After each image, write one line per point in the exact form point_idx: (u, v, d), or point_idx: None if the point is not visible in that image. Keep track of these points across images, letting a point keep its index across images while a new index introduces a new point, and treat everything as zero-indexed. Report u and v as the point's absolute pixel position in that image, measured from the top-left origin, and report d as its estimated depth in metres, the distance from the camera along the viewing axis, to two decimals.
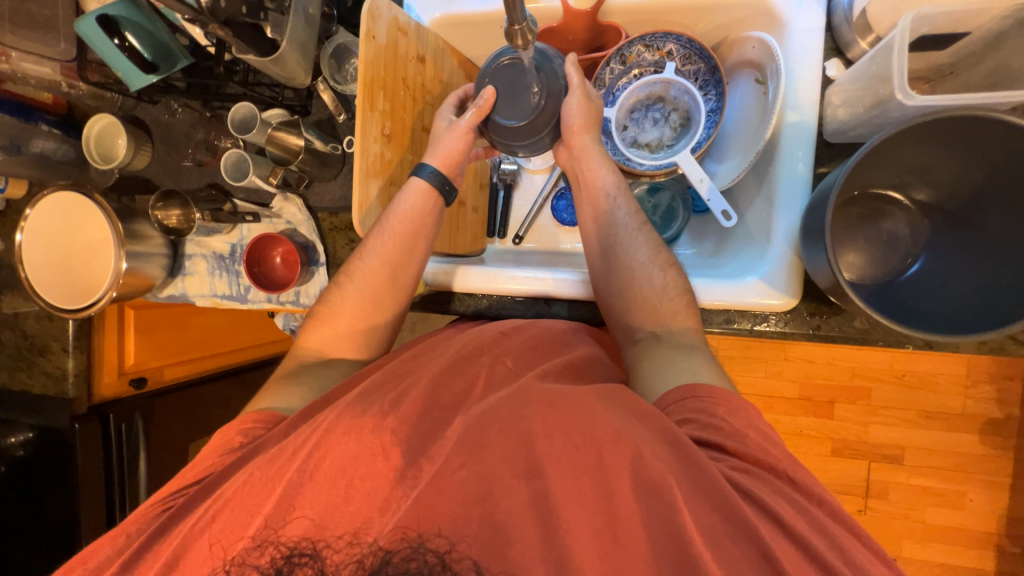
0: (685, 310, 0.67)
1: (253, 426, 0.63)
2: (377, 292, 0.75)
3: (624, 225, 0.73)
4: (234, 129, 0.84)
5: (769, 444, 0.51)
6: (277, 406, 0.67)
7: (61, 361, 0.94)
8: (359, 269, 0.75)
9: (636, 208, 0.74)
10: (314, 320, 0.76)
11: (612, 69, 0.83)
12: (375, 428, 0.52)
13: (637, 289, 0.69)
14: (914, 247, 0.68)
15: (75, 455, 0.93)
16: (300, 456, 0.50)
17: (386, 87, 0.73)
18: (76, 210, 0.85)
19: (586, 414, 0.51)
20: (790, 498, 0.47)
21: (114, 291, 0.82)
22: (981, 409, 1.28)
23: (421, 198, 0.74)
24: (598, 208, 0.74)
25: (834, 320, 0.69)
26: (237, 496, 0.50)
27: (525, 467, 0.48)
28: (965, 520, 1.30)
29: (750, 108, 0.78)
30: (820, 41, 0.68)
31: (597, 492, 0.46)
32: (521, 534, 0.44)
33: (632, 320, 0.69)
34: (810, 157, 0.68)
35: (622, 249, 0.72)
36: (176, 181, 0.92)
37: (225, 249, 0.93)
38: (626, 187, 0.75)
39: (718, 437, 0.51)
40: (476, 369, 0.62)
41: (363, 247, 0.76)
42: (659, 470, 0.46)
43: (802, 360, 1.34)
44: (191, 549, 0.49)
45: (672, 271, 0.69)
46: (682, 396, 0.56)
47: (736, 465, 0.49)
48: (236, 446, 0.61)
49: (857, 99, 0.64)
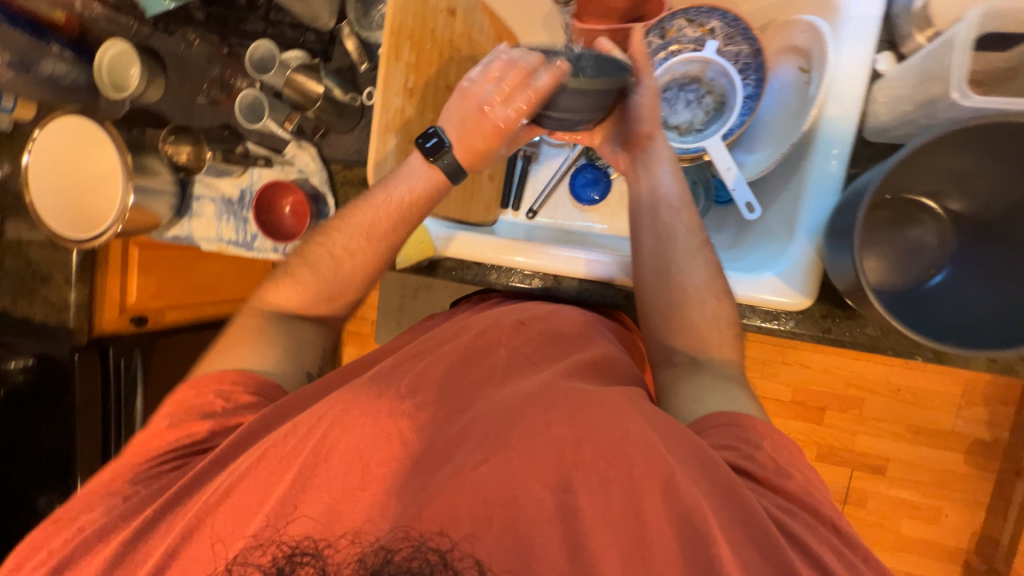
0: (729, 344, 0.65)
1: (232, 386, 0.63)
2: (365, 253, 0.73)
3: (683, 242, 0.68)
4: (251, 69, 0.81)
5: (812, 485, 0.51)
6: (246, 365, 0.65)
7: (63, 291, 0.93)
8: (345, 235, 0.73)
9: (697, 226, 0.70)
10: (288, 275, 0.74)
11: (650, 41, 0.80)
12: (390, 413, 0.51)
13: (685, 312, 0.66)
14: (940, 257, 0.66)
15: (73, 385, 0.94)
16: (315, 436, 0.49)
17: (413, 38, 0.70)
18: (86, 139, 0.83)
19: (615, 423, 0.49)
20: (820, 533, 0.46)
21: (119, 225, 0.81)
22: (971, 430, 1.28)
23: (422, 176, 0.70)
24: (658, 217, 0.70)
25: (846, 324, 0.67)
26: (250, 475, 0.49)
27: (555, 478, 0.46)
28: (937, 534, 1.32)
29: (789, 99, 0.75)
30: (875, 29, 0.64)
31: (626, 510, 0.45)
32: (544, 547, 0.43)
33: (673, 341, 0.67)
34: (845, 154, 0.66)
35: (679, 268, 0.67)
36: (188, 118, 0.89)
37: (234, 194, 0.91)
38: (691, 201, 0.71)
39: (753, 467, 0.50)
40: (492, 358, 0.60)
41: (353, 209, 0.73)
42: (693, 497, 0.45)
43: (799, 365, 1.34)
44: (210, 523, 0.48)
45: (725, 301, 0.66)
46: (727, 422, 0.55)
47: (777, 503, 0.48)
48: (214, 409, 0.61)
49: (905, 98, 0.61)
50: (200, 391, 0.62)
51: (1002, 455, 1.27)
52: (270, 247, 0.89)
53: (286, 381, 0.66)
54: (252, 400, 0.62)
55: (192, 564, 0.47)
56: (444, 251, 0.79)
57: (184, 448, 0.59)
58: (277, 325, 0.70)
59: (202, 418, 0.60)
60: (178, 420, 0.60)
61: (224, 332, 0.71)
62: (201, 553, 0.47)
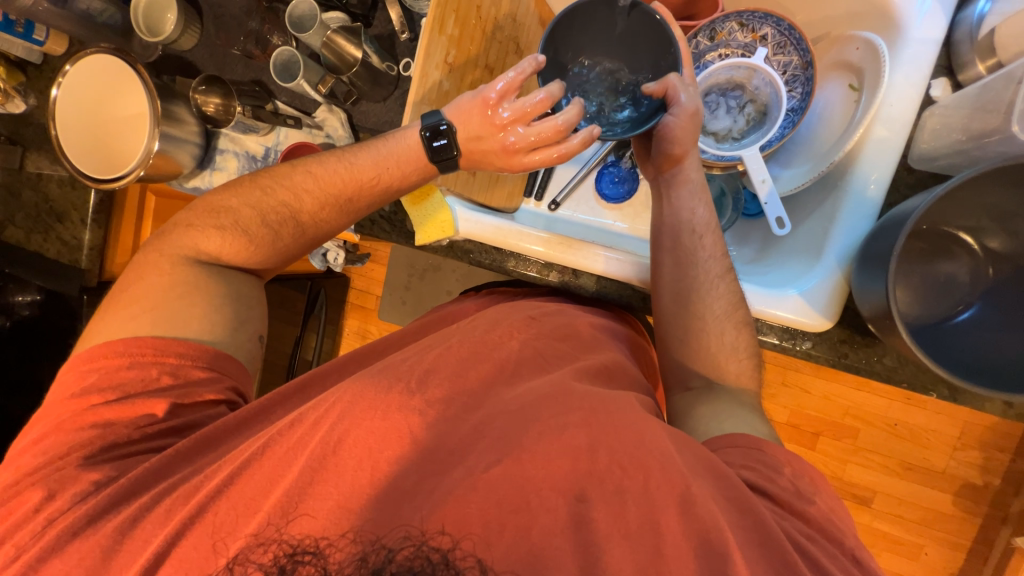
0: (749, 373, 0.64)
1: (181, 363, 0.61)
2: (314, 207, 0.70)
3: (706, 270, 0.67)
4: (290, 26, 0.80)
5: (833, 513, 0.49)
6: (185, 334, 0.62)
7: (79, 231, 0.93)
8: (304, 186, 0.69)
9: (721, 253, 0.68)
10: (220, 220, 0.68)
11: (698, 42, 0.78)
12: (401, 407, 0.50)
13: (701, 341, 0.66)
14: (969, 294, 0.64)
15: (79, 325, 0.94)
16: (323, 428, 0.49)
17: (459, 11, 0.69)
18: (116, 78, 0.82)
19: (631, 432, 0.48)
20: (842, 565, 0.44)
21: (142, 170, 0.80)
22: (963, 472, 1.27)
23: (411, 158, 0.67)
24: (682, 241, 0.69)
25: (865, 351, 0.66)
26: (253, 465, 0.49)
27: (570, 487, 0.45)
28: (917, 571, 1.32)
29: (834, 117, 0.73)
30: (933, 55, 0.63)
31: (641, 523, 0.44)
32: (557, 560, 0.42)
33: (688, 364, 0.67)
34: (886, 178, 0.64)
35: (699, 296, 0.66)
36: (219, 70, 0.87)
37: (259, 151, 0.91)
38: (717, 227, 0.69)
39: (774, 489, 0.49)
40: (505, 354, 0.59)
41: (318, 162, 0.70)
42: (711, 518, 0.43)
43: (798, 389, 1.33)
44: (223, 492, 0.49)
45: (745, 331, 0.65)
46: (749, 444, 0.53)
47: (799, 527, 0.47)
48: (160, 384, 0.59)
49: (956, 126, 0.60)
50: (138, 367, 0.59)
51: (992, 501, 1.26)
52: None
53: (232, 349, 0.66)
54: (207, 376, 0.62)
55: (197, 547, 0.47)
56: (463, 232, 0.77)
57: (140, 428, 0.58)
58: (213, 282, 0.66)
59: (180, 397, 0.60)
60: (123, 401, 0.57)
61: (141, 280, 0.64)
62: (202, 542, 0.47)
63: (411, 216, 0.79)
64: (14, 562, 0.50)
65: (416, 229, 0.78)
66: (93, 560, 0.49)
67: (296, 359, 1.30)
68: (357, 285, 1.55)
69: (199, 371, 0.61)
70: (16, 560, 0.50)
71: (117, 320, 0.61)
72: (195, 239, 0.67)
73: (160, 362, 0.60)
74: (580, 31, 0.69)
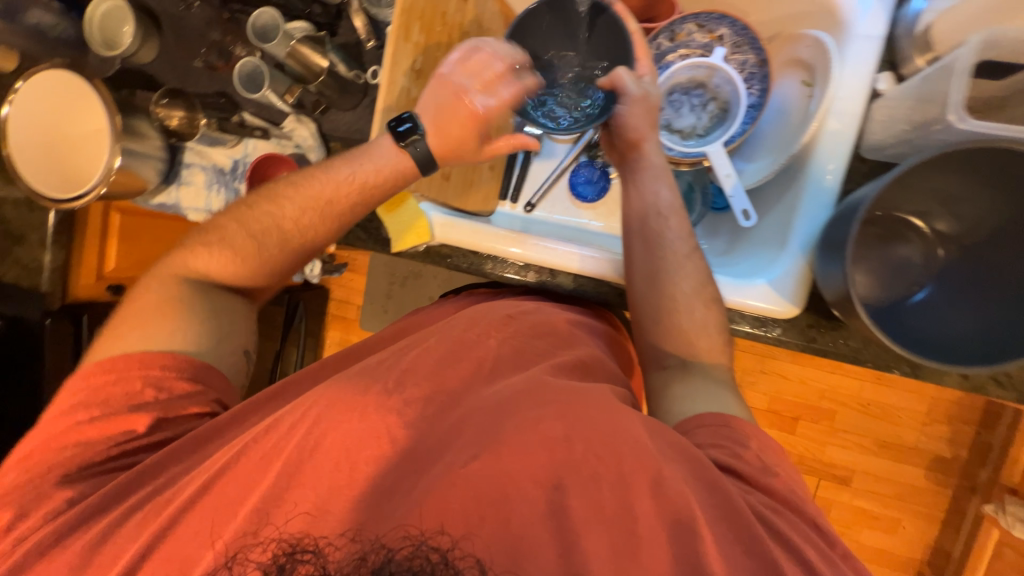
0: (720, 349, 0.66)
1: (163, 375, 0.58)
2: (297, 214, 0.67)
3: (673, 250, 0.69)
4: (252, 37, 0.79)
5: (796, 485, 0.51)
6: (168, 346, 0.60)
7: (36, 253, 0.89)
8: (288, 201, 0.67)
9: (687, 233, 0.70)
10: (211, 239, 0.67)
11: (659, 44, 0.81)
12: (379, 408, 0.51)
13: (673, 320, 0.67)
14: (923, 275, 0.68)
15: (44, 353, 0.90)
16: (298, 434, 0.49)
17: (424, 18, 0.69)
18: (70, 94, 0.79)
19: (605, 420, 0.49)
20: (808, 536, 0.46)
21: (103, 187, 0.78)
22: (933, 446, 1.33)
23: (391, 160, 0.67)
24: (650, 224, 0.70)
25: (831, 334, 0.69)
26: (227, 474, 0.49)
27: (547, 476, 0.46)
28: (895, 545, 1.38)
29: (791, 112, 0.77)
30: (876, 50, 0.66)
31: (617, 509, 0.45)
32: (536, 548, 0.43)
33: (662, 346, 0.68)
34: (842, 167, 0.67)
35: (669, 276, 0.68)
36: (182, 82, 0.86)
37: (227, 164, 0.89)
38: (682, 208, 0.71)
39: (740, 465, 0.50)
40: (483, 350, 0.60)
41: (304, 177, 0.68)
42: (682, 497, 0.45)
43: (776, 375, 1.37)
44: (199, 506, 0.48)
45: (714, 309, 0.66)
46: (717, 422, 0.55)
47: (765, 501, 0.48)
48: (144, 398, 0.57)
49: (901, 119, 0.63)
50: (122, 381, 0.57)
51: (960, 472, 1.33)
52: None
53: (216, 360, 0.63)
54: (190, 388, 0.60)
55: (177, 562, 0.46)
56: (440, 238, 0.78)
57: (119, 443, 0.55)
58: (202, 300, 0.64)
59: (163, 410, 0.58)
60: (104, 416, 0.56)
61: (130, 302, 0.63)
62: (180, 558, 0.46)
63: (387, 223, 0.79)
64: None
65: (394, 236, 0.79)
66: None
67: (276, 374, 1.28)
68: (337, 296, 1.53)
69: (183, 384, 0.59)
70: None
71: (109, 341, 0.60)
72: (186, 258, 0.66)
73: (144, 374, 0.58)
74: (541, 28, 0.72)
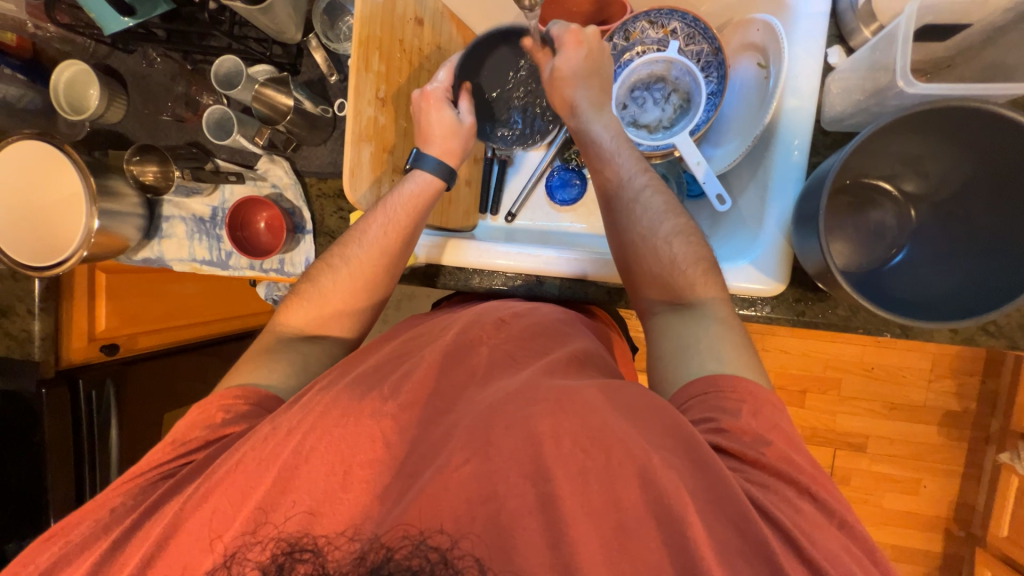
0: (703, 280, 0.65)
1: (233, 400, 0.61)
2: (342, 260, 0.72)
3: (631, 192, 0.71)
4: (217, 84, 0.80)
5: (793, 448, 0.52)
6: (252, 380, 0.64)
7: (26, 323, 0.89)
8: (355, 255, 0.71)
9: (642, 171, 0.72)
10: (307, 293, 0.72)
11: (615, 44, 0.82)
12: (373, 414, 0.50)
13: (643, 265, 0.68)
14: (900, 237, 0.69)
15: (42, 420, 0.89)
16: (295, 440, 0.49)
17: (382, 48, 0.71)
18: (45, 162, 0.80)
19: (592, 414, 0.49)
20: (790, 501, 0.48)
21: (85, 250, 0.78)
22: (941, 402, 1.34)
23: (410, 198, 0.72)
24: (602, 172, 0.74)
25: (819, 306, 0.70)
26: (216, 510, 0.47)
27: (534, 469, 0.46)
28: (919, 505, 1.38)
29: (750, 93, 0.78)
30: (824, 26, 0.68)
31: (605, 499, 0.45)
32: (528, 542, 0.43)
33: (649, 296, 0.68)
34: (807, 142, 0.69)
35: (628, 223, 0.70)
36: (153, 137, 0.86)
37: (206, 213, 0.89)
38: (632, 149, 0.74)
39: (731, 442, 0.51)
40: (474, 357, 0.59)
41: (360, 232, 0.72)
42: (668, 479, 0.45)
43: (778, 351, 1.37)
44: (186, 548, 0.47)
45: (679, 241, 0.67)
46: (704, 391, 0.55)
47: (756, 478, 0.49)
48: (215, 421, 0.59)
49: (856, 87, 0.65)
50: (204, 408, 0.61)
51: (971, 424, 1.33)
52: (246, 263, 0.87)
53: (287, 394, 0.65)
54: (252, 410, 0.61)
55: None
56: (430, 260, 0.79)
57: (182, 456, 0.57)
58: (286, 348, 0.69)
59: (214, 433, 0.58)
60: (172, 436, 0.59)
61: (240, 361, 0.69)
62: None
63: None
64: None
65: None
66: None
67: None
68: None
69: (244, 406, 0.61)
70: None
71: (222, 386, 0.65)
72: (286, 316, 0.72)
73: (222, 402, 0.61)
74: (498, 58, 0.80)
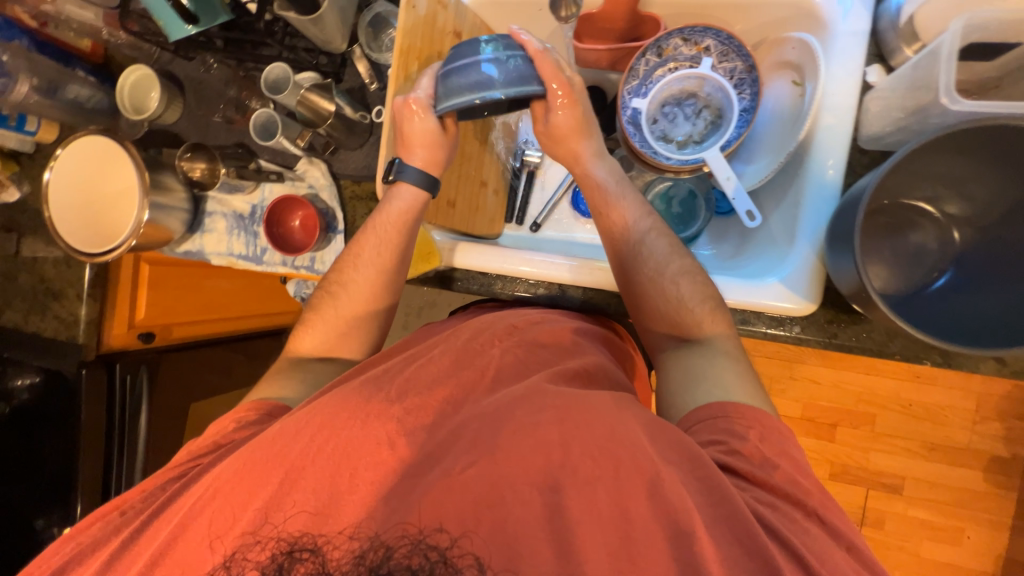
0: (710, 318, 0.65)
1: (245, 412, 0.63)
2: (355, 258, 0.75)
3: (636, 230, 0.72)
4: (266, 89, 0.85)
5: (801, 474, 0.50)
6: (275, 395, 0.67)
7: (74, 307, 0.94)
8: (353, 279, 0.75)
9: (644, 212, 0.73)
10: (306, 321, 0.76)
11: (648, 60, 0.81)
12: (380, 416, 0.51)
13: (650, 302, 0.68)
14: (942, 261, 0.67)
15: (78, 408, 0.93)
16: (303, 439, 0.49)
17: (421, 56, 0.74)
18: (107, 156, 0.86)
19: (603, 424, 0.48)
20: (803, 526, 0.45)
21: (133, 240, 0.82)
22: (986, 445, 1.25)
23: (390, 207, 0.73)
24: (606, 211, 0.74)
25: (853, 328, 0.68)
26: (229, 499, 0.48)
27: (541, 478, 0.45)
28: (961, 557, 1.28)
29: (783, 112, 0.78)
30: (863, 44, 0.68)
31: (612, 513, 0.44)
32: (533, 553, 0.42)
33: (656, 331, 0.69)
34: (842, 160, 0.68)
35: (635, 261, 0.70)
36: (202, 136, 0.92)
37: (245, 210, 0.94)
38: (634, 191, 0.75)
39: (740, 463, 0.49)
40: (484, 360, 0.60)
41: (355, 255, 0.75)
42: (678, 496, 0.44)
43: (807, 381, 1.32)
44: (195, 539, 0.47)
45: (684, 281, 0.67)
46: (714, 414, 0.54)
47: (762, 497, 0.47)
48: (224, 434, 0.61)
49: (895, 106, 0.64)
50: (221, 421, 0.62)
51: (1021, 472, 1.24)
52: (279, 259, 0.90)
53: None
54: (261, 417, 0.63)
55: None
56: (452, 263, 0.80)
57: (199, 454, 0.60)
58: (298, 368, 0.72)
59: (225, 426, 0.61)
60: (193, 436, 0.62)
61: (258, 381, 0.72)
62: None
63: None
64: None
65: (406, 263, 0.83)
66: None
67: None
68: None
69: (254, 416, 0.63)
70: None
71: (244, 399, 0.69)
72: (298, 342, 0.75)
73: (235, 416, 0.63)
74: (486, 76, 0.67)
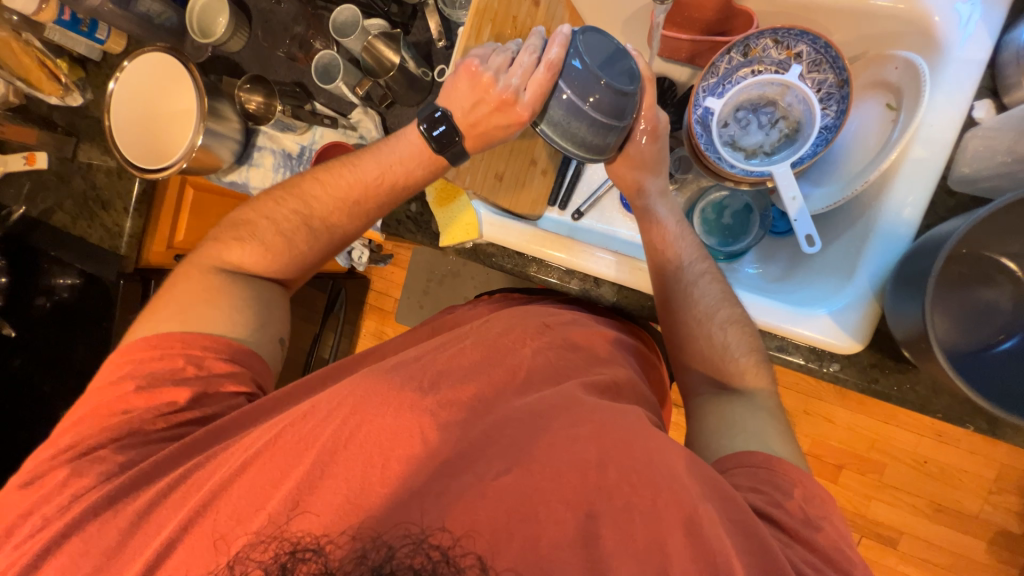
0: (754, 371, 0.63)
1: (205, 352, 0.63)
2: (375, 209, 0.74)
3: (689, 273, 0.68)
4: (334, 31, 0.84)
5: (846, 541, 0.48)
6: (218, 330, 0.65)
7: (120, 219, 0.96)
8: (334, 221, 0.73)
9: (699, 254, 0.70)
10: (239, 232, 0.72)
11: (731, 58, 0.77)
12: (412, 408, 0.50)
13: (694, 347, 0.67)
14: (1011, 323, 0.62)
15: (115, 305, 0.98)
16: (335, 422, 0.49)
17: (495, 20, 0.69)
18: (170, 77, 0.87)
19: (641, 449, 0.48)
20: None
21: (185, 162, 0.83)
22: (997, 518, 1.20)
23: (416, 156, 0.70)
24: (660, 252, 0.70)
25: (897, 376, 0.64)
26: (266, 456, 0.49)
27: (580, 502, 0.45)
28: None
29: (867, 136, 0.72)
30: (976, 75, 0.62)
31: (647, 542, 0.44)
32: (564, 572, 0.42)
33: (696, 373, 0.67)
34: (923, 199, 0.63)
35: (684, 302, 0.67)
36: (263, 70, 0.91)
37: (294, 150, 0.94)
38: (689, 234, 0.72)
39: (782, 515, 0.48)
40: (516, 357, 0.59)
41: (355, 198, 0.72)
42: (719, 538, 0.43)
43: (821, 419, 1.28)
44: (229, 490, 0.49)
45: (733, 330, 0.65)
46: (758, 463, 0.53)
47: (806, 557, 0.46)
48: (187, 374, 0.62)
49: (1000, 148, 0.59)
50: (168, 358, 0.62)
51: None
52: None
53: (257, 348, 0.68)
54: (227, 368, 0.64)
55: (198, 544, 0.47)
56: (488, 236, 0.78)
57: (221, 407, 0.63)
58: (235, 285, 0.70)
59: (204, 388, 0.62)
60: (150, 384, 0.60)
61: (170, 288, 0.68)
62: (203, 545, 0.47)
63: (437, 217, 0.83)
64: (39, 533, 0.52)
65: (442, 229, 0.81)
66: (111, 541, 0.50)
67: (313, 357, 1.29)
68: (377, 288, 1.58)
69: (218, 361, 0.64)
70: (41, 530, 0.52)
71: (166, 317, 0.65)
72: (220, 251, 0.71)
73: (187, 353, 0.63)
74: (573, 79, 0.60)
